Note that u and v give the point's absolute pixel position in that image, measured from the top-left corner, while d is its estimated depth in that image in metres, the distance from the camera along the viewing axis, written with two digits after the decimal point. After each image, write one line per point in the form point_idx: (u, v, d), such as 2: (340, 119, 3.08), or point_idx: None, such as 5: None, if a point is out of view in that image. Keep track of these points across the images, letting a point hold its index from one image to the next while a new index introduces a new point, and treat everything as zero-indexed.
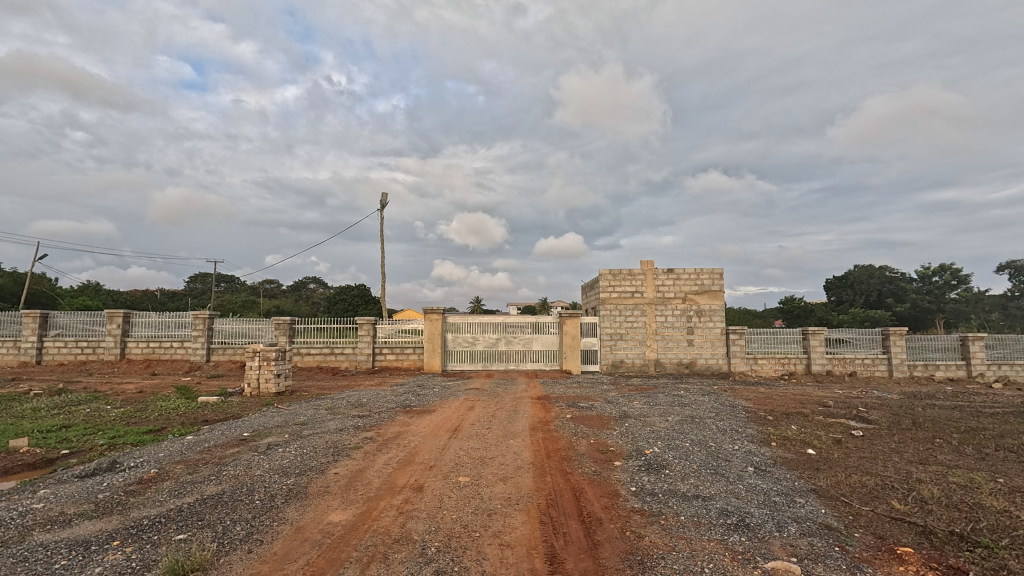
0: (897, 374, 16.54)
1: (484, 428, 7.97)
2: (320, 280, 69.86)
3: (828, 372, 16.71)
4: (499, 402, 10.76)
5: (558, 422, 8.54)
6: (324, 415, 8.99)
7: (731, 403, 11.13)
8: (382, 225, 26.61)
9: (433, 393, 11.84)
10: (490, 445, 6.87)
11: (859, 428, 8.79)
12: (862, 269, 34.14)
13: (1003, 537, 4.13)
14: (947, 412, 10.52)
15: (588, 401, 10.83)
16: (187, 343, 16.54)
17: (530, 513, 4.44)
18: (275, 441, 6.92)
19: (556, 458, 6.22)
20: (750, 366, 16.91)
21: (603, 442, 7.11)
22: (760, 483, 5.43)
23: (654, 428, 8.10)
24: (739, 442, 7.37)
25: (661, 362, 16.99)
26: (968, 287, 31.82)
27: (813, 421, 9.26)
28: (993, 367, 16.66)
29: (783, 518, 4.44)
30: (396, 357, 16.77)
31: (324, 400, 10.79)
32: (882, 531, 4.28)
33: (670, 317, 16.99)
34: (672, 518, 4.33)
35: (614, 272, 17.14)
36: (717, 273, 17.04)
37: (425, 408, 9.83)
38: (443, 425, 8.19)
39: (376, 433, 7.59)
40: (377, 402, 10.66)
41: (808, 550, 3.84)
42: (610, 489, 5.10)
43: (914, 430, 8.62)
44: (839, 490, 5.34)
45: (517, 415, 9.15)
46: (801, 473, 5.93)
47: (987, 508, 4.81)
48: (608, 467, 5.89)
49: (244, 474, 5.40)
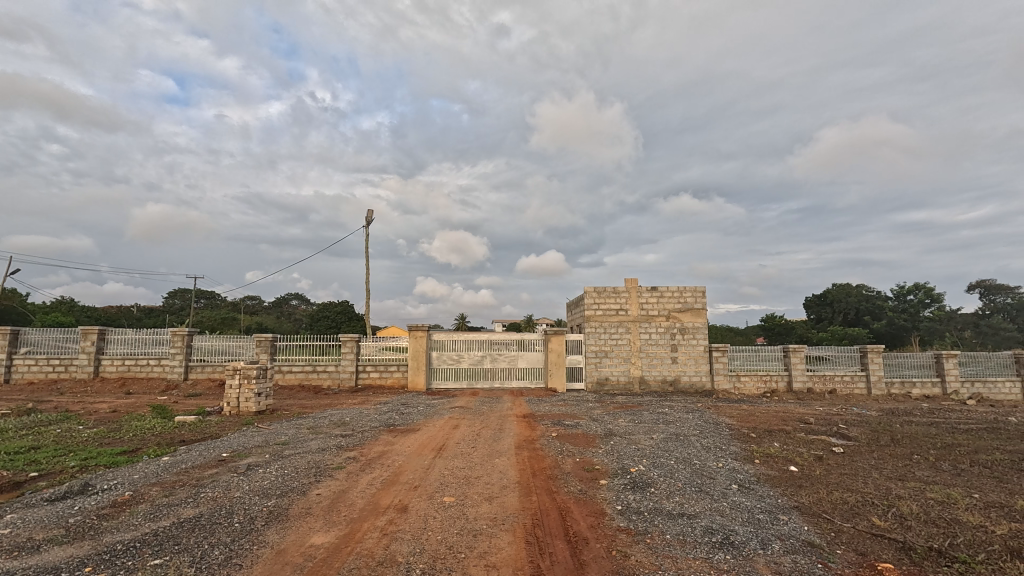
0: (875, 392, 16.84)
1: (469, 447, 7.94)
2: (304, 296, 69.18)
3: (809, 390, 16.98)
4: (483, 420, 10.68)
5: (544, 440, 8.52)
6: (305, 435, 8.83)
7: (714, 420, 11.23)
8: (366, 241, 26.43)
9: (417, 412, 11.71)
10: (475, 465, 6.81)
11: (839, 445, 8.93)
12: (840, 288, 35.23)
13: (979, 553, 4.21)
14: (923, 428, 10.73)
15: (573, 419, 10.82)
16: (165, 361, 16.17)
17: (516, 533, 4.41)
18: (254, 461, 6.77)
19: (541, 476, 6.21)
20: (732, 383, 17.09)
21: (589, 460, 7.09)
22: (744, 501, 5.47)
23: (638, 445, 8.14)
24: (722, 460, 7.41)
25: (645, 380, 17.06)
26: (941, 305, 32.74)
27: (795, 438, 9.40)
28: (967, 384, 17.06)
29: (767, 535, 4.48)
30: (380, 375, 16.58)
31: (305, 420, 10.56)
32: (864, 548, 4.33)
33: (654, 334, 17.13)
34: (658, 537, 4.34)
35: (598, 289, 17.26)
36: (699, 291, 17.30)
37: (409, 427, 9.71)
38: (428, 444, 8.13)
39: (359, 453, 7.48)
40: (360, 421, 10.48)
41: (792, 567, 3.88)
42: (596, 508, 5.09)
43: (892, 446, 8.79)
44: (821, 507, 5.40)
45: (502, 434, 9.09)
46: (784, 490, 6.00)
47: (964, 523, 4.92)
48: (594, 486, 5.89)
49: (223, 497, 5.26)
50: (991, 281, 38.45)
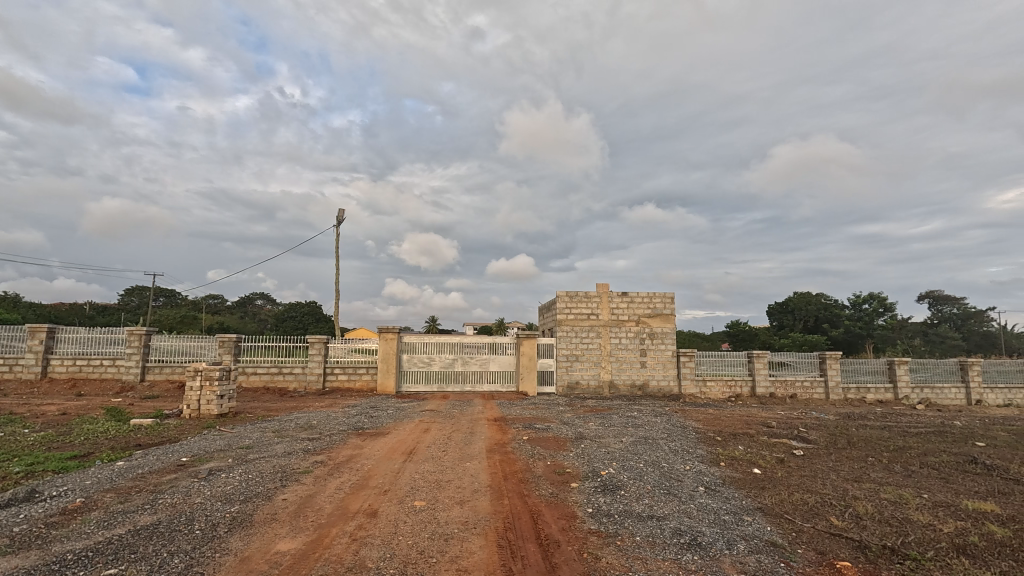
0: (833, 397, 17.51)
1: (440, 451, 7.88)
2: (269, 296, 67.47)
3: (771, 395, 17.51)
4: (454, 424, 10.58)
5: (515, 443, 8.53)
6: (270, 438, 8.59)
7: (682, 423, 11.48)
8: (337, 241, 26.03)
9: (386, 415, 11.53)
10: (446, 468, 6.76)
11: (800, 447, 9.28)
12: (801, 296, 36.57)
13: (928, 550, 4.43)
14: (878, 432, 11.23)
15: (545, 423, 10.84)
16: (120, 361, 15.47)
17: (488, 537, 4.39)
18: (216, 466, 6.54)
19: (513, 480, 6.21)
20: (699, 388, 17.48)
21: (560, 464, 7.14)
22: (710, 503, 5.62)
23: (608, 449, 8.23)
24: (690, 463, 7.58)
25: (615, 384, 17.28)
26: (893, 314, 34.35)
27: (758, 441, 9.72)
28: (916, 390, 17.91)
29: (732, 536, 4.60)
30: (348, 377, 16.29)
31: (270, 423, 10.30)
32: (822, 547, 4.50)
33: (624, 339, 17.38)
34: (627, 539, 4.40)
35: (571, 294, 17.39)
36: (668, 297, 17.65)
37: (379, 431, 9.55)
38: (398, 448, 8.01)
39: (327, 457, 7.32)
40: (327, 424, 10.25)
41: (755, 566, 3.99)
42: (567, 511, 5.12)
43: (849, 449, 9.16)
44: (783, 508, 5.58)
45: (473, 437, 9.05)
46: (748, 492, 6.17)
47: (915, 522, 5.16)
48: (565, 489, 5.93)
49: (182, 503, 5.05)
50: (938, 292, 40.58)
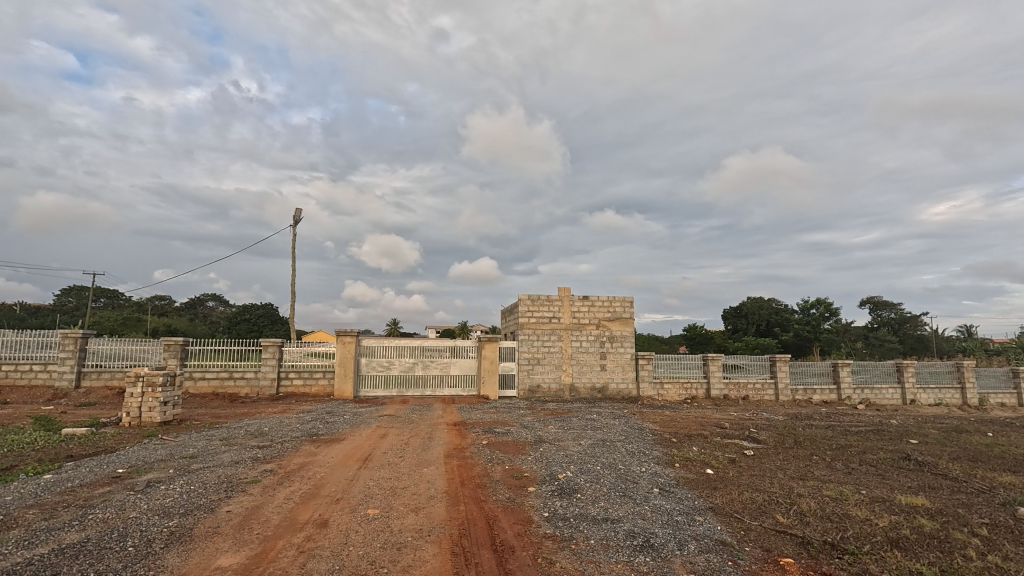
0: (782, 398, 18.26)
1: (397, 457, 7.71)
2: (222, 297, 64.88)
3: (725, 397, 18.09)
4: (413, 429, 10.40)
5: (474, 448, 8.45)
6: (217, 446, 8.21)
7: (639, 425, 11.70)
8: (293, 241, 25.26)
9: (342, 421, 11.23)
10: (402, 475, 6.62)
11: (750, 447, 9.61)
12: (753, 301, 38.04)
13: (865, 544, 4.64)
14: (823, 431, 11.77)
15: (504, 427, 10.82)
16: (52, 367, 14.46)
17: (442, 545, 4.32)
18: (156, 477, 6.18)
19: (470, 486, 6.14)
20: (656, 390, 17.87)
21: (518, 468, 7.12)
22: (664, 504, 5.72)
23: (567, 452, 8.27)
24: (646, 464, 7.72)
25: (575, 387, 17.45)
26: (837, 319, 36.19)
27: (711, 442, 10.01)
28: (858, 391, 18.88)
29: (684, 536, 4.69)
30: (303, 382, 15.79)
31: (217, 430, 9.86)
32: (768, 544, 4.65)
33: (585, 342, 17.58)
34: (582, 542, 4.42)
35: (532, 297, 17.45)
36: (627, 301, 17.99)
37: (333, 437, 9.28)
38: (353, 455, 7.79)
39: (277, 465, 7.04)
40: (279, 431, 9.89)
41: (705, 566, 4.07)
42: (524, 516, 5.10)
43: (795, 448, 9.56)
44: (733, 507, 5.75)
45: (432, 443, 8.91)
46: (700, 492, 6.33)
47: (854, 517, 5.41)
48: (522, 493, 5.91)
49: (115, 518, 4.74)
50: (878, 298, 43.04)
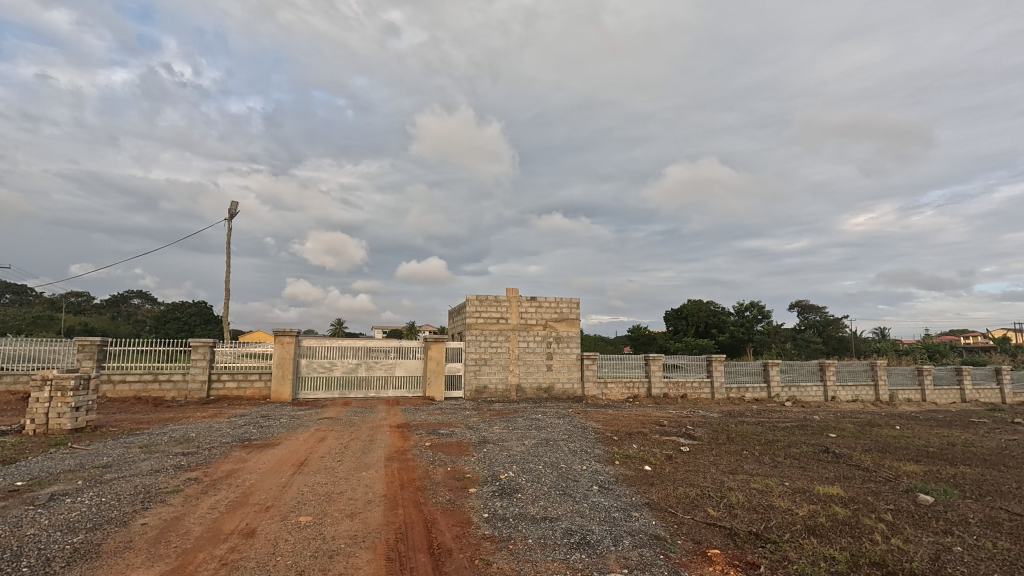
0: (717, 396, 19.14)
1: (334, 461, 7.45)
2: (149, 294, 60.69)
3: (665, 395, 18.75)
4: (353, 432, 10.09)
5: (416, 450, 8.31)
6: (135, 455, 7.62)
7: (582, 424, 11.91)
8: (228, 236, 23.91)
9: (278, 425, 10.74)
10: (339, 480, 6.40)
11: (686, 444, 9.99)
12: (693, 303, 39.73)
13: (785, 533, 4.92)
14: (752, 427, 12.45)
15: (448, 428, 10.70)
16: None
17: (377, 550, 4.20)
18: (61, 490, 5.65)
19: (410, 488, 6.01)
20: (600, 390, 18.27)
21: (460, 469, 7.06)
22: (603, 501, 5.83)
23: (510, 452, 8.29)
24: (587, 462, 7.86)
25: (521, 388, 17.55)
26: (769, 321, 38.40)
27: (650, 439, 10.33)
28: (786, 389, 20.10)
29: (620, 532, 4.79)
30: (237, 385, 15.00)
31: (136, 437, 9.17)
32: (699, 537, 4.84)
33: (532, 343, 17.71)
34: (521, 542, 4.43)
35: (480, 297, 17.40)
36: (574, 302, 18.28)
37: (267, 442, 8.85)
38: (287, 460, 7.46)
39: (203, 473, 6.63)
40: (208, 436, 9.33)
41: (638, 560, 4.17)
42: (463, 518, 5.05)
43: (727, 444, 10.04)
44: (668, 502, 5.94)
45: (372, 446, 8.67)
46: (637, 489, 6.51)
47: (777, 508, 5.73)
48: (463, 495, 5.86)
49: (8, 536, 4.29)
50: (806, 301, 46.03)
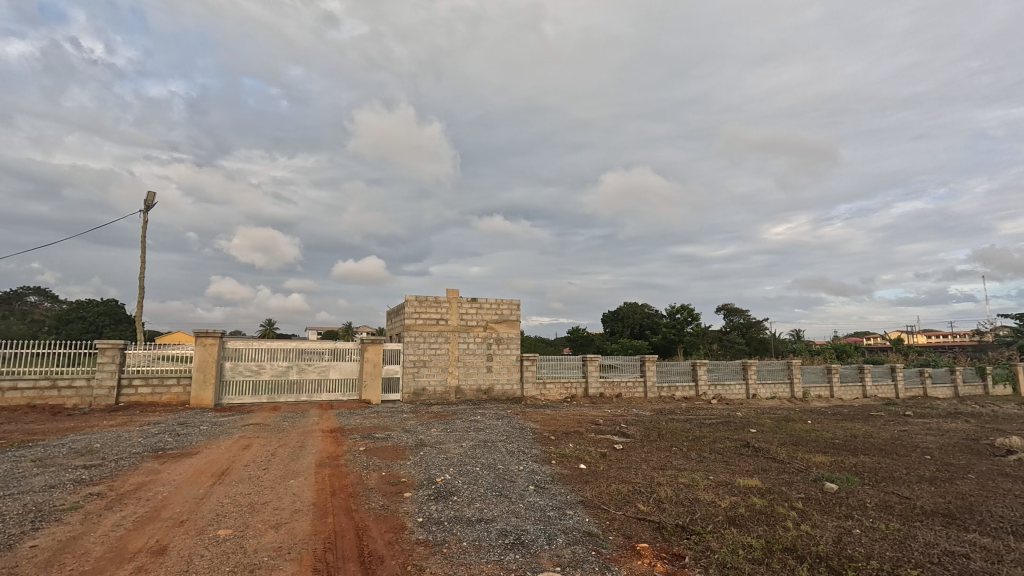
0: (650, 395, 19.91)
1: (259, 469, 7.04)
2: (48, 292, 54.90)
3: (601, 395, 19.27)
4: (282, 438, 9.60)
5: (349, 455, 8.02)
6: (26, 470, 6.84)
7: (521, 425, 11.99)
8: (143, 229, 22.08)
9: (197, 433, 10.02)
10: (263, 489, 6.05)
11: (619, 442, 10.31)
12: (629, 306, 41.19)
13: (708, 524, 5.19)
14: (681, 424, 13.05)
15: (384, 432, 10.42)
16: None
17: (303, 562, 4.01)
18: None
19: (341, 496, 5.79)
20: (539, 390, 18.50)
21: (395, 473, 6.89)
22: (538, 500, 5.89)
23: (447, 455, 8.20)
24: (524, 463, 7.91)
25: (461, 389, 17.43)
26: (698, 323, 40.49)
27: (585, 438, 10.56)
28: (712, 387, 21.24)
29: (554, 531, 4.85)
30: (152, 390, 13.87)
31: (29, 450, 8.24)
32: (629, 532, 4.99)
33: (471, 344, 17.64)
34: (455, 545, 4.38)
35: (420, 298, 17.12)
36: (514, 303, 18.39)
37: (184, 451, 8.22)
38: (206, 470, 6.96)
39: (107, 487, 6.05)
40: (115, 447, 8.53)
41: (570, 558, 4.24)
42: (396, 523, 4.92)
43: (657, 441, 10.46)
44: (601, 499, 6.10)
45: (302, 452, 8.29)
46: (572, 487, 6.64)
47: (701, 501, 6.03)
48: (397, 500, 5.71)
49: None
50: (731, 305, 48.95)
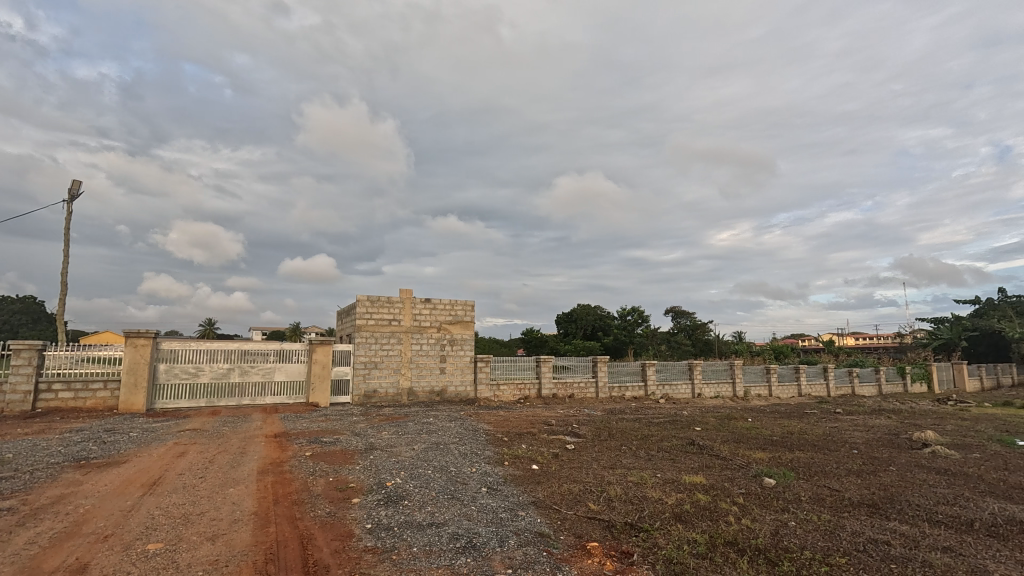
0: (601, 395, 20.31)
1: (195, 478, 6.64)
2: None
3: (554, 396, 19.47)
4: (221, 444, 9.10)
5: (294, 461, 7.70)
6: None
7: (474, 427, 11.92)
8: (67, 220, 20.43)
9: (126, 440, 9.35)
10: (200, 499, 5.72)
11: (571, 442, 10.45)
12: (582, 308, 41.89)
13: (655, 521, 5.33)
14: (631, 424, 13.38)
15: (332, 436, 10.09)
16: None
17: None
18: None
19: (285, 504, 5.55)
20: (493, 392, 18.49)
21: (343, 479, 6.68)
22: (490, 502, 5.86)
23: (398, 458, 8.03)
24: (476, 465, 7.86)
25: (413, 391, 17.16)
26: (648, 324, 41.70)
27: (538, 439, 10.62)
28: (660, 386, 21.91)
29: (505, 533, 4.84)
30: (75, 395, 12.83)
31: None
32: (579, 531, 5.05)
33: (424, 345, 17.39)
34: (404, 551, 4.28)
35: (372, 298, 16.73)
36: (468, 304, 18.28)
37: (111, 461, 7.64)
38: (135, 480, 6.49)
39: (20, 502, 5.53)
40: (29, 457, 7.81)
41: (522, 559, 4.24)
42: (343, 530, 4.77)
43: (607, 440, 10.67)
44: (552, 499, 6.14)
45: (243, 459, 7.89)
46: (524, 488, 6.65)
47: (649, 498, 6.19)
48: (345, 506, 5.54)
49: None
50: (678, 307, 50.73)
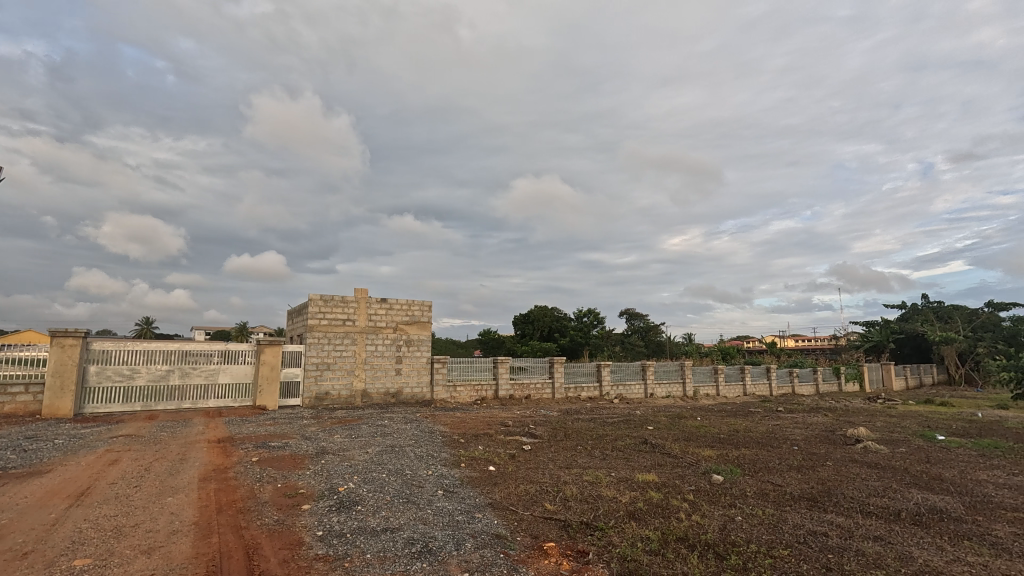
0: (557, 395, 20.51)
1: (129, 487, 6.21)
2: None
3: (510, 397, 19.51)
4: (158, 450, 8.56)
5: (240, 467, 7.34)
6: None
7: (430, 428, 11.77)
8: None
9: (50, 448, 8.64)
10: (134, 509, 5.34)
11: (528, 442, 10.49)
12: (539, 309, 42.22)
13: (609, 519, 5.42)
14: (586, 424, 13.59)
15: (281, 440, 9.69)
16: None
17: None
18: None
19: (229, 512, 5.28)
20: (449, 393, 18.33)
21: (292, 484, 6.42)
22: (446, 505, 5.78)
23: (351, 462, 7.80)
24: (432, 467, 7.74)
25: (367, 393, 16.77)
26: (603, 326, 42.49)
27: (495, 440, 10.59)
28: (614, 387, 22.36)
29: (462, 536, 4.78)
30: None
31: None
32: (536, 532, 5.06)
33: (380, 346, 17.03)
34: (357, 558, 4.15)
35: (325, 297, 16.22)
36: (426, 305, 18.03)
37: (31, 470, 7.02)
38: (60, 491, 5.99)
39: None
40: None
41: (479, 562, 4.20)
42: (292, 539, 4.58)
43: (563, 440, 10.78)
44: (509, 501, 6.14)
45: (183, 465, 7.45)
46: (481, 490, 6.61)
47: (603, 497, 6.29)
48: (294, 513, 5.32)
49: None
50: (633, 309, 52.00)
